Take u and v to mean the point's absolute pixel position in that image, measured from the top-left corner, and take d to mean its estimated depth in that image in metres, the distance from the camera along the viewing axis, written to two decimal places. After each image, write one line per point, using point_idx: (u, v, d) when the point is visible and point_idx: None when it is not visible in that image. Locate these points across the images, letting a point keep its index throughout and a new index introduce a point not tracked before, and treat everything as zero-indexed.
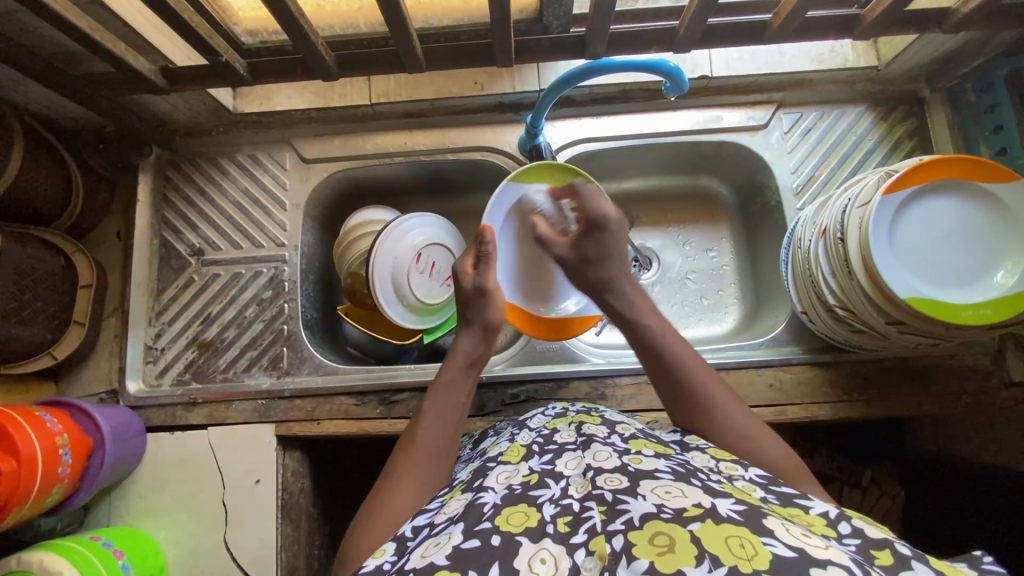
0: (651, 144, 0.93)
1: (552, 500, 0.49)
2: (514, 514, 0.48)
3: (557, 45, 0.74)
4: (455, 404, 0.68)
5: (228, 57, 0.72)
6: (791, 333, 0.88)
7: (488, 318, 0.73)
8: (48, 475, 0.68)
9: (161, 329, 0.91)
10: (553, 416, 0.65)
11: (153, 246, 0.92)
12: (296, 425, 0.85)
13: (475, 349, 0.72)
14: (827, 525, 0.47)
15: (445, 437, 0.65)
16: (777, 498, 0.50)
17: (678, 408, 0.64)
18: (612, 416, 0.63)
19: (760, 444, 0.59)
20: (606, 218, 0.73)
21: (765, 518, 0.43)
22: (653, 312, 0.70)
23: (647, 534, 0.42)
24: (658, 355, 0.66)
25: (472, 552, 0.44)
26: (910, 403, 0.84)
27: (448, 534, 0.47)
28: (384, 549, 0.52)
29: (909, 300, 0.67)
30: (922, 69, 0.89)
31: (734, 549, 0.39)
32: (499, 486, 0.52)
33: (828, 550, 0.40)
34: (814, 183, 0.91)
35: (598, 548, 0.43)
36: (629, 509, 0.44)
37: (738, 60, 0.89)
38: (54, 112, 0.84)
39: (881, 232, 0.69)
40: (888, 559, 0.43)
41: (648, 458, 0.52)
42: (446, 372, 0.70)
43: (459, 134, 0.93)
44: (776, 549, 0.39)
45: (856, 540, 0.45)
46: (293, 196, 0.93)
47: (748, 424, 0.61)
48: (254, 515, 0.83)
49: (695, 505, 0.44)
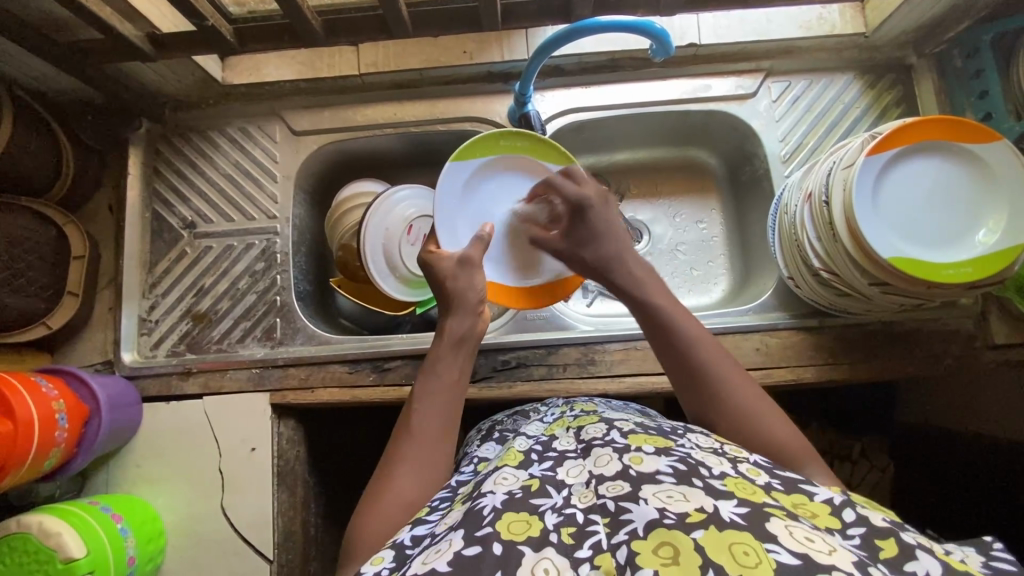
0: (639, 114, 0.94)
1: (554, 509, 0.49)
2: (516, 522, 0.47)
3: (543, 9, 0.75)
4: (448, 384, 0.68)
5: (214, 22, 0.71)
6: (778, 299, 0.89)
7: (470, 293, 0.74)
8: (44, 438, 0.69)
9: (155, 302, 0.91)
10: (550, 424, 0.67)
11: (145, 219, 0.93)
12: (290, 394, 0.87)
13: (463, 326, 0.72)
14: (831, 513, 0.47)
15: (442, 419, 0.66)
16: (781, 483, 0.50)
17: (683, 383, 0.63)
18: (610, 416, 0.63)
19: (769, 425, 0.59)
20: (585, 199, 0.74)
21: (768, 521, 0.43)
22: (663, 293, 0.68)
23: (650, 545, 0.42)
24: (665, 333, 0.64)
25: (473, 560, 0.44)
26: (895, 366, 0.85)
27: (448, 540, 0.47)
28: (382, 557, 0.50)
29: (891, 260, 0.68)
30: (909, 35, 0.89)
31: (738, 557, 0.40)
32: (499, 489, 0.52)
33: (833, 553, 0.41)
34: (802, 152, 0.92)
35: (604, 563, 0.43)
36: (632, 518, 0.44)
37: (726, 27, 0.89)
38: (43, 85, 0.84)
39: (865, 193, 0.70)
40: (893, 550, 0.43)
41: (649, 457, 0.51)
42: (435, 352, 0.70)
43: (449, 105, 0.93)
44: (780, 557, 0.40)
45: (860, 528, 0.46)
46: (283, 168, 0.93)
47: (759, 406, 0.60)
48: (250, 481, 0.84)
49: (698, 509, 0.44)
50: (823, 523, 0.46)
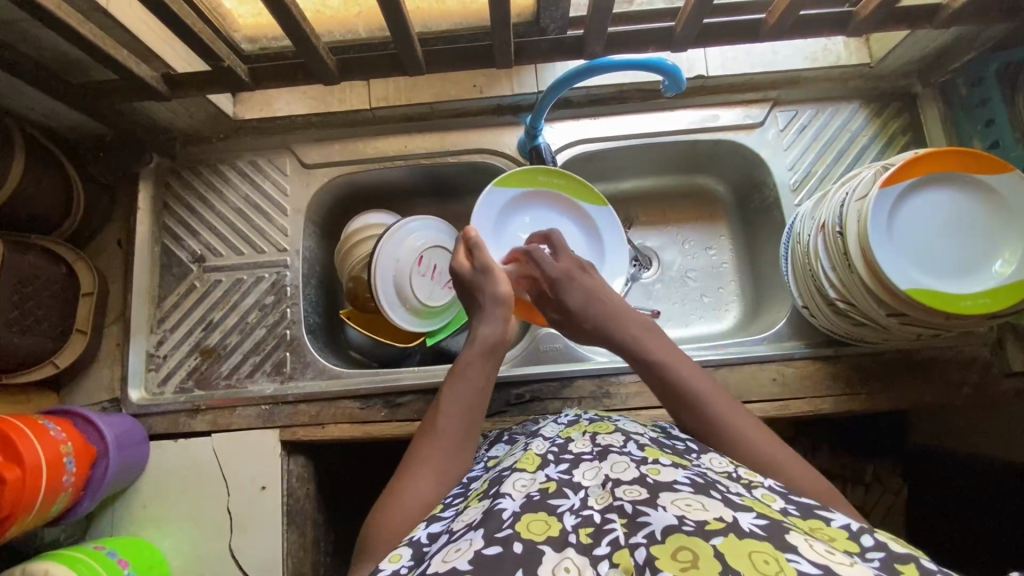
0: (649, 144, 0.94)
1: (571, 510, 0.47)
2: (535, 522, 0.45)
3: (555, 46, 0.76)
4: (474, 390, 0.65)
5: (229, 62, 0.72)
6: (793, 328, 0.89)
7: (495, 295, 0.71)
8: (53, 482, 0.67)
9: (163, 337, 0.90)
10: (566, 425, 0.64)
11: (154, 254, 0.92)
12: (301, 430, 0.85)
13: (495, 333, 0.69)
14: (850, 538, 0.44)
15: (467, 425, 0.63)
16: (798, 509, 0.48)
17: (699, 439, 0.62)
18: (626, 425, 0.62)
19: (790, 473, 0.56)
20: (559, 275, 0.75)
21: (788, 534, 0.42)
22: (662, 345, 0.68)
23: (669, 549, 0.40)
24: (668, 385, 0.64)
25: (495, 560, 0.42)
26: (912, 395, 0.84)
27: (468, 539, 0.45)
28: (400, 554, 0.49)
29: (909, 291, 0.67)
30: (914, 65, 0.90)
31: (759, 565, 0.38)
32: (516, 493, 0.49)
33: (854, 566, 0.39)
34: (811, 180, 0.92)
35: (623, 561, 0.41)
36: (650, 521, 0.43)
37: (733, 59, 0.90)
38: (56, 122, 0.84)
39: (880, 224, 0.70)
40: (914, 573, 0.40)
41: (666, 468, 0.50)
42: (467, 354, 0.68)
43: (458, 137, 0.94)
44: (800, 566, 0.38)
45: (880, 553, 0.43)
46: (294, 202, 0.93)
47: (773, 450, 0.58)
48: (258, 522, 0.82)
49: (717, 518, 0.42)
50: (841, 546, 0.44)
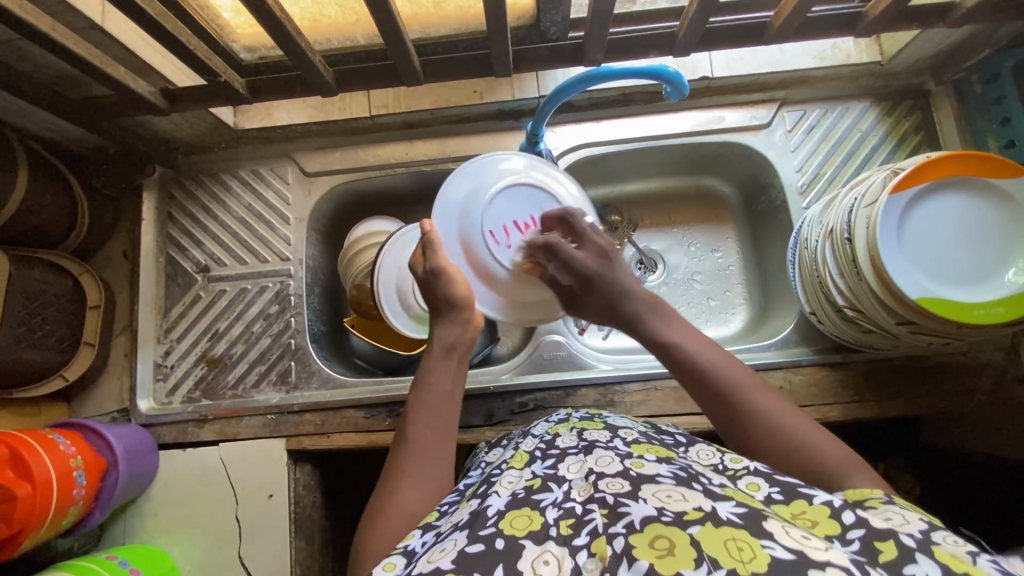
0: (652, 147, 0.93)
1: (554, 503, 0.47)
2: (518, 518, 0.45)
3: (556, 52, 0.76)
4: (442, 398, 0.65)
5: (227, 77, 0.72)
6: (800, 335, 0.88)
7: (452, 298, 0.70)
8: (63, 496, 0.68)
9: (170, 347, 0.91)
10: (555, 422, 0.64)
11: (159, 264, 0.93)
12: (306, 439, 0.86)
13: (452, 334, 0.70)
14: (831, 517, 0.43)
15: (439, 432, 0.63)
16: (782, 493, 0.47)
17: (711, 403, 0.60)
18: (616, 422, 0.61)
19: (816, 441, 0.54)
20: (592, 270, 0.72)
21: (765, 521, 0.40)
22: (672, 320, 0.68)
23: (646, 537, 0.40)
24: (679, 356, 0.63)
25: (476, 557, 0.42)
26: (921, 401, 0.83)
27: (453, 540, 0.45)
28: (393, 563, 0.46)
29: (920, 300, 0.66)
30: (926, 62, 0.87)
31: (733, 552, 0.37)
32: (504, 490, 0.50)
33: (830, 550, 0.38)
34: (819, 181, 0.90)
35: (600, 550, 0.41)
36: (629, 511, 0.42)
37: (738, 60, 0.88)
38: (58, 136, 0.84)
39: (890, 231, 0.68)
40: (892, 553, 0.39)
41: (650, 462, 0.50)
42: (428, 362, 0.68)
43: (460, 143, 0.93)
44: (774, 551, 0.37)
45: (860, 531, 0.42)
46: (296, 210, 0.93)
47: (794, 420, 0.56)
48: (267, 529, 0.83)
49: (696, 508, 0.42)
50: (822, 531, 0.42)
